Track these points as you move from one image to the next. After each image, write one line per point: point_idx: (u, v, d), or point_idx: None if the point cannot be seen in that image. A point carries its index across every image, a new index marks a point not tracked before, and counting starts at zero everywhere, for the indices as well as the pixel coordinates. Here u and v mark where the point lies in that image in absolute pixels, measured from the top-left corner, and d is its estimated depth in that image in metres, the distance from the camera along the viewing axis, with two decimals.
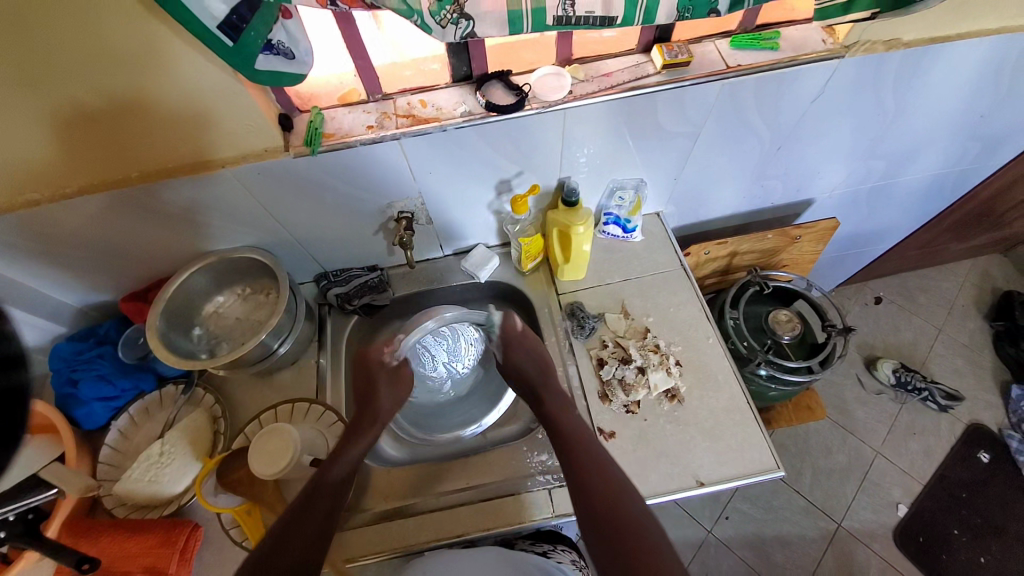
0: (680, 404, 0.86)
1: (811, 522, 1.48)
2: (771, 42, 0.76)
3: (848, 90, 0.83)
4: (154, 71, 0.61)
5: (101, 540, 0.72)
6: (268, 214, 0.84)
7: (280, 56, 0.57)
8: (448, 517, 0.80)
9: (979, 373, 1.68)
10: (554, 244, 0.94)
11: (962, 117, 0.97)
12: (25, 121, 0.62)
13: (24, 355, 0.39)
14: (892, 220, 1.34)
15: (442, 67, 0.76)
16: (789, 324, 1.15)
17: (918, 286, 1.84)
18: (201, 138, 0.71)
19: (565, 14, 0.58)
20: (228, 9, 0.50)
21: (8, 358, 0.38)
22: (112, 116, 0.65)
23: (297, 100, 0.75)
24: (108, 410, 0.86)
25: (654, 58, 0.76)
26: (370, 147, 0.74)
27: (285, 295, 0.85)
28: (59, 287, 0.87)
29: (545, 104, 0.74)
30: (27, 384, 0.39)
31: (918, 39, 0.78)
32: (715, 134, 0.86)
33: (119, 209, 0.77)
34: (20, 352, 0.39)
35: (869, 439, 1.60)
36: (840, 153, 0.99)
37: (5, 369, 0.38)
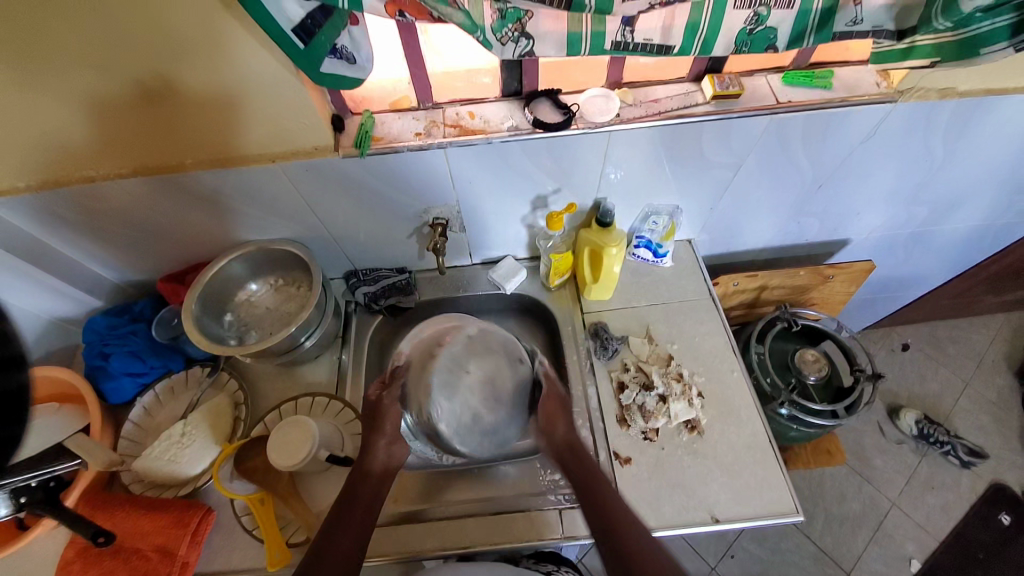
0: (700, 436, 0.85)
1: (819, 570, 1.43)
2: (823, 82, 0.76)
3: (898, 133, 0.82)
4: (220, 63, 0.63)
5: (116, 514, 0.73)
6: (309, 209, 0.86)
7: (343, 60, 0.59)
8: (457, 527, 0.79)
9: (1007, 433, 1.62)
10: (585, 263, 0.94)
11: (1012, 170, 0.95)
12: (93, 101, 0.65)
13: (24, 355, 0.39)
14: (927, 267, 1.31)
15: (493, 81, 0.76)
16: (815, 364, 1.13)
17: (948, 337, 1.79)
18: (255, 132, 0.73)
19: (623, 39, 0.58)
20: (305, 13, 0.52)
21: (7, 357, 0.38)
22: (174, 102, 0.67)
23: (350, 103, 0.77)
24: (135, 386, 0.88)
25: (704, 88, 0.76)
26: (416, 153, 0.75)
27: (317, 289, 0.87)
28: (99, 261, 0.90)
29: (591, 125, 0.75)
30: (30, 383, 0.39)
31: (975, 89, 0.77)
32: (759, 167, 0.85)
33: (167, 190, 0.79)
34: (21, 352, 0.39)
35: (886, 489, 1.54)
36: (883, 195, 0.97)
37: None
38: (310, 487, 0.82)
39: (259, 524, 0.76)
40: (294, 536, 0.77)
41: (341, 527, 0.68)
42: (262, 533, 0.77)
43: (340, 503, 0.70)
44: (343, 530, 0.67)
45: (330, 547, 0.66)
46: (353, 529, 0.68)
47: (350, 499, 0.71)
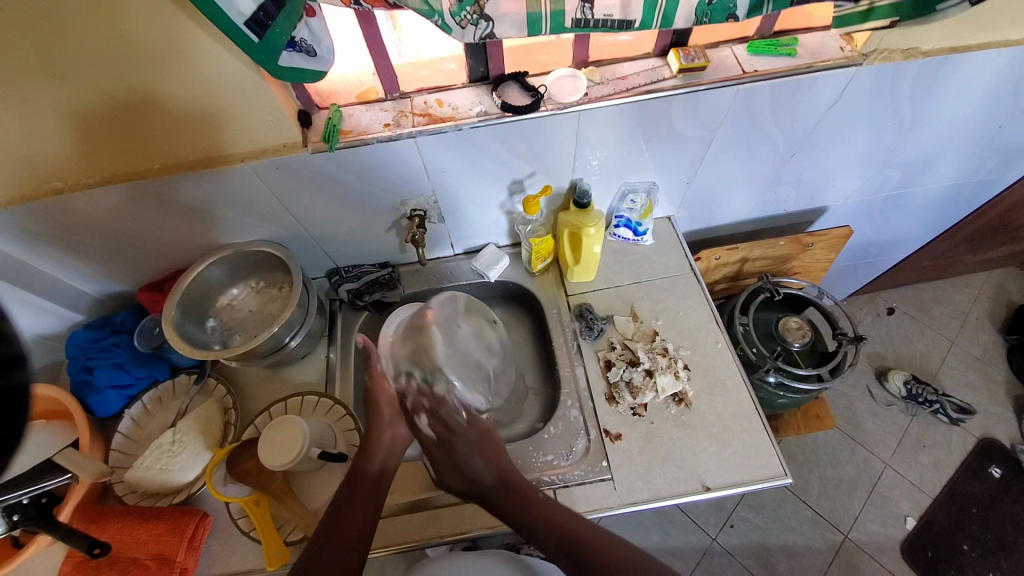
0: (687, 408, 0.86)
1: (817, 533, 1.47)
2: (787, 49, 0.76)
3: (866, 96, 0.82)
4: (178, 64, 0.62)
5: (112, 526, 0.73)
6: (284, 208, 0.85)
7: (301, 53, 0.59)
8: (454, 514, 0.80)
9: (992, 388, 1.66)
10: (565, 245, 0.94)
11: (980, 127, 0.96)
12: (52, 110, 0.64)
13: (23, 354, 0.38)
14: (906, 230, 1.33)
15: (459, 68, 0.76)
16: (799, 331, 1.14)
17: (932, 298, 1.82)
18: (221, 133, 0.72)
19: (583, 17, 0.58)
20: (256, 6, 0.51)
21: (8, 356, 0.37)
22: (135, 107, 0.66)
23: (317, 97, 0.76)
24: (122, 398, 0.88)
25: (670, 62, 0.77)
26: (386, 144, 0.75)
27: (298, 288, 0.87)
28: (77, 275, 0.89)
29: (560, 106, 0.74)
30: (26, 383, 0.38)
31: (937, 48, 0.77)
32: (730, 138, 0.86)
33: (138, 198, 0.78)
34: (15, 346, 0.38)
35: (878, 451, 1.58)
36: (857, 160, 0.98)
37: None
38: (304, 485, 0.82)
39: (256, 525, 0.77)
40: (292, 535, 0.78)
41: (353, 506, 0.67)
42: (259, 534, 0.77)
43: (343, 489, 0.69)
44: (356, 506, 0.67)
45: (340, 530, 0.64)
46: (360, 507, 0.67)
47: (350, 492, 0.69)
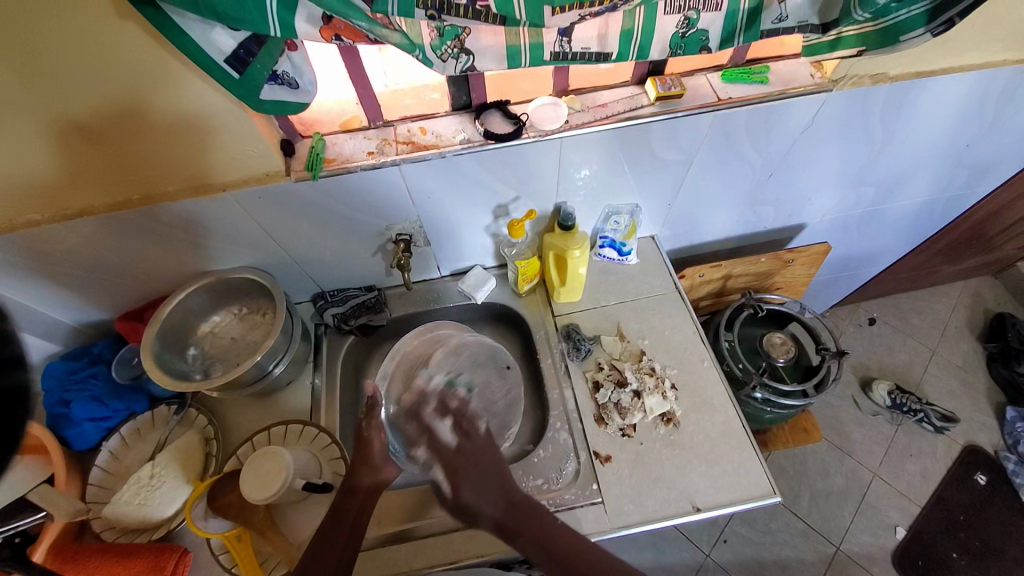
0: (675, 428, 0.87)
1: (809, 546, 1.47)
2: (760, 77, 0.79)
3: (838, 119, 0.85)
4: (158, 97, 0.62)
5: (87, 566, 0.71)
6: (267, 235, 0.85)
7: (284, 86, 0.59)
8: (444, 542, 0.79)
9: (973, 395, 1.69)
10: (551, 267, 0.95)
11: (948, 147, 1.00)
12: (27, 144, 0.63)
13: (24, 356, 0.39)
14: (883, 243, 1.36)
15: (442, 97, 0.77)
16: (783, 347, 1.17)
17: (911, 307, 1.86)
18: (200, 162, 0.72)
19: (562, 50, 0.60)
20: (237, 44, 0.52)
21: (7, 358, 0.37)
22: (114, 139, 0.66)
23: (299, 126, 0.76)
24: (99, 431, 0.85)
25: (648, 90, 0.79)
26: (370, 172, 0.75)
27: (282, 316, 0.86)
28: (55, 306, 0.87)
29: (542, 133, 0.76)
30: (29, 384, 0.39)
31: (903, 73, 0.81)
32: (709, 160, 0.88)
33: (117, 228, 0.77)
34: (20, 353, 0.38)
35: (866, 461, 1.59)
36: (833, 179, 1.01)
37: None
38: (289, 519, 0.80)
39: (237, 561, 0.74)
40: (276, 570, 0.75)
41: (327, 546, 0.67)
42: (241, 570, 0.75)
43: (326, 519, 0.70)
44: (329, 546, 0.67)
45: (319, 560, 0.66)
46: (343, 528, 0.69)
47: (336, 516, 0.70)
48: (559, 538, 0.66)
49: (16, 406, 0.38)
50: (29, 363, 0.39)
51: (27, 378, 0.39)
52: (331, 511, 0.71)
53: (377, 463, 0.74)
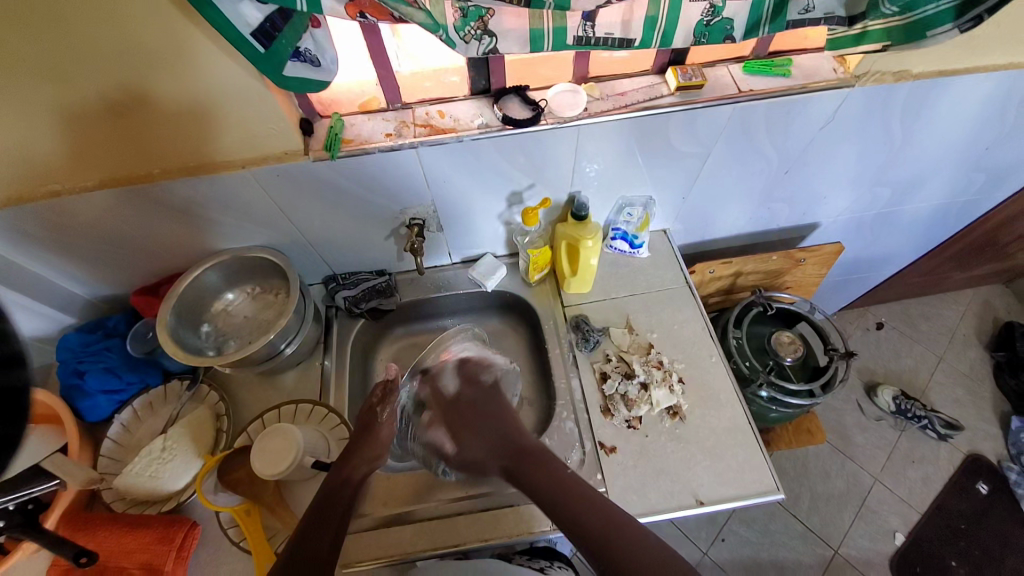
0: (681, 421, 0.87)
1: (807, 548, 1.47)
2: (782, 70, 0.78)
3: (858, 116, 0.84)
4: (181, 70, 0.62)
5: (98, 534, 0.72)
6: (282, 215, 0.85)
7: (306, 63, 0.60)
8: (447, 526, 0.80)
9: (980, 404, 1.68)
10: (562, 257, 0.95)
11: (967, 149, 0.99)
12: (51, 113, 0.64)
13: (23, 353, 0.40)
14: (895, 247, 1.36)
15: (461, 79, 0.77)
16: (791, 346, 1.15)
17: (921, 313, 1.85)
18: (220, 138, 0.72)
19: (585, 35, 0.60)
20: (263, 17, 0.52)
21: (8, 356, 0.39)
22: (136, 112, 0.66)
23: (318, 106, 0.77)
24: (112, 403, 0.86)
25: (668, 80, 0.78)
26: (388, 154, 0.76)
27: (295, 295, 0.86)
28: (70, 278, 0.88)
29: (561, 120, 0.76)
30: (29, 382, 0.40)
31: (927, 71, 0.80)
32: (725, 154, 0.87)
33: (135, 202, 0.77)
34: (20, 350, 0.39)
35: (868, 465, 1.59)
36: (849, 178, 1.01)
37: None
38: (295, 495, 0.81)
39: (246, 535, 0.76)
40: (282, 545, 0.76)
41: (319, 530, 0.66)
42: (249, 544, 0.76)
43: (315, 507, 0.69)
44: (321, 530, 0.66)
45: (307, 544, 0.64)
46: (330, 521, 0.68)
47: (325, 501, 0.70)
48: (578, 513, 0.67)
49: (15, 404, 0.38)
50: (27, 362, 0.40)
51: (26, 377, 0.39)
52: (320, 500, 0.70)
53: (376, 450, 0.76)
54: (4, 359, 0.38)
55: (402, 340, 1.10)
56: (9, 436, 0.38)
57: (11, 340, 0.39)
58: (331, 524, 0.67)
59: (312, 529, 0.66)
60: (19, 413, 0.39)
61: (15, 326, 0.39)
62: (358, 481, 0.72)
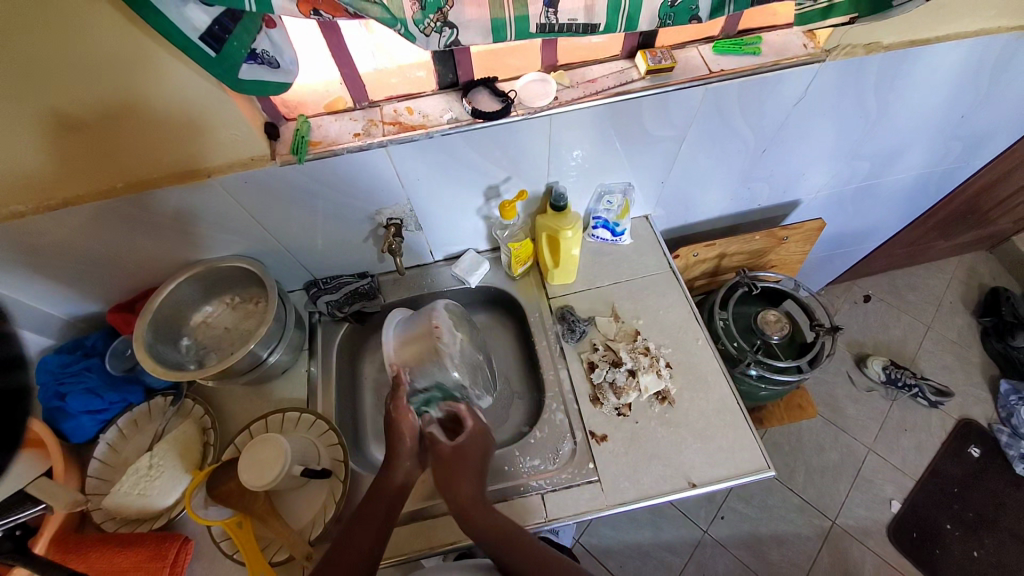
0: (671, 406, 0.87)
1: (805, 521, 1.49)
2: (752, 48, 0.78)
3: (832, 91, 0.84)
4: (135, 81, 0.60)
5: (90, 555, 0.71)
6: (255, 222, 0.84)
7: (264, 65, 0.58)
8: (443, 524, 0.79)
9: (967, 369, 1.70)
10: (544, 249, 0.94)
11: (943, 117, 0.99)
12: (2, 133, 0.61)
13: (23, 355, 0.37)
14: (878, 219, 1.36)
15: (428, 74, 0.76)
16: (777, 324, 1.16)
17: (906, 284, 1.87)
18: (183, 147, 0.70)
19: (548, 21, 0.58)
20: (211, 20, 0.50)
21: (8, 358, 0.36)
22: (92, 125, 0.64)
23: (283, 109, 0.75)
24: (96, 423, 0.85)
25: (638, 64, 0.77)
26: (357, 154, 0.74)
27: (274, 303, 0.85)
28: (44, 300, 0.86)
29: (531, 110, 0.75)
30: (30, 384, 0.37)
31: (897, 42, 0.79)
32: (701, 136, 0.87)
33: (103, 219, 0.76)
34: (20, 352, 0.37)
35: (861, 436, 1.61)
36: (827, 154, 1.01)
37: (6, 369, 0.35)
38: (289, 504, 0.81)
39: (239, 548, 0.75)
40: (277, 555, 0.76)
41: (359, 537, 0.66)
42: (243, 556, 0.75)
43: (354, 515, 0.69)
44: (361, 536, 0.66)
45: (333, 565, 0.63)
46: (370, 526, 0.67)
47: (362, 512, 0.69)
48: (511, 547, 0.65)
49: (18, 406, 0.36)
50: (28, 364, 0.37)
51: (26, 379, 0.37)
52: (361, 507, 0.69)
53: (413, 451, 0.73)
54: (4, 361, 0.36)
55: None
56: (10, 443, 0.35)
57: (12, 341, 0.36)
58: (365, 542, 0.65)
59: (349, 541, 0.66)
60: (19, 418, 0.36)
61: (16, 326, 0.37)
62: (398, 485, 0.71)
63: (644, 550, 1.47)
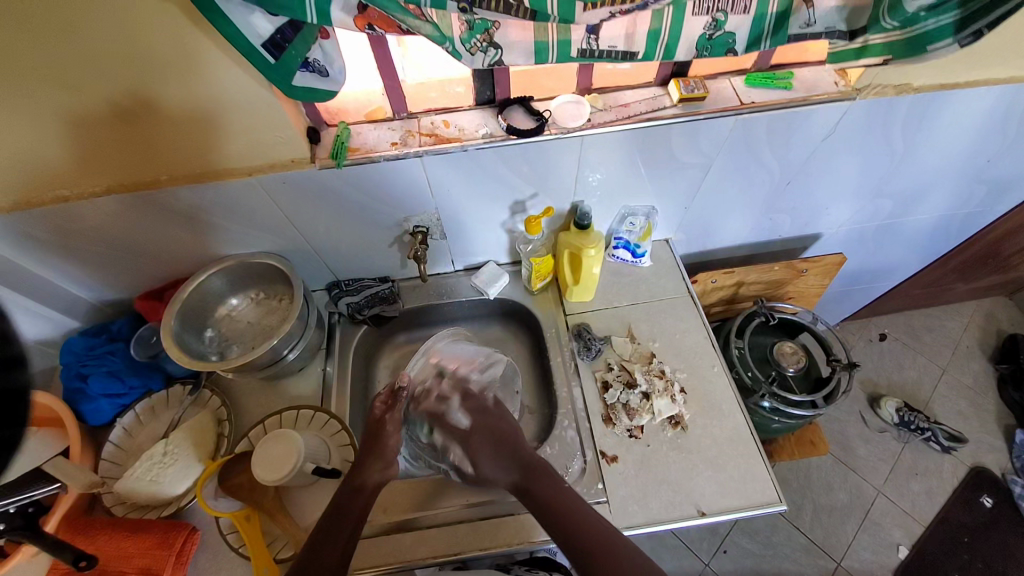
0: (683, 431, 0.87)
1: (810, 561, 1.46)
2: (784, 83, 0.79)
3: (860, 129, 0.85)
4: (190, 79, 0.63)
5: (99, 538, 0.72)
6: (288, 222, 0.86)
7: (314, 73, 0.60)
8: (447, 534, 0.79)
9: (984, 416, 1.67)
10: (565, 265, 0.95)
11: (970, 160, 0.99)
12: (61, 118, 0.65)
13: (22, 356, 0.40)
14: (897, 258, 1.35)
15: (467, 91, 0.78)
16: (794, 356, 1.16)
17: (923, 325, 1.85)
18: (227, 145, 0.73)
19: (588, 47, 0.61)
20: (274, 29, 0.54)
21: (7, 359, 0.39)
22: (145, 118, 0.67)
23: (325, 115, 0.78)
24: (114, 407, 0.87)
25: (671, 92, 0.79)
26: (393, 162, 0.76)
27: (298, 301, 0.87)
28: (77, 282, 0.89)
29: (563, 130, 0.77)
30: (30, 383, 0.40)
31: (928, 85, 0.80)
32: (727, 165, 0.88)
33: (142, 207, 0.78)
34: (19, 353, 0.40)
35: (871, 477, 1.58)
36: (850, 190, 1.01)
37: (5, 369, 0.39)
38: (296, 502, 0.82)
39: (245, 542, 0.75)
40: (282, 551, 0.77)
41: (330, 541, 0.67)
42: (248, 551, 0.76)
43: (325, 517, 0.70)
44: (329, 542, 0.67)
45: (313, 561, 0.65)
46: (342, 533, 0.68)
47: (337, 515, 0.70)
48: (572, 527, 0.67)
49: (16, 404, 0.39)
50: (26, 364, 0.40)
51: (27, 378, 0.40)
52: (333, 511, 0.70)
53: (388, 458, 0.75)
54: (5, 361, 0.39)
55: (404, 346, 1.10)
56: (10, 437, 0.39)
57: (11, 344, 0.40)
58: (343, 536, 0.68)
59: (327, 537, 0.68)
60: (19, 414, 0.39)
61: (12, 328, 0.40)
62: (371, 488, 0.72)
63: None
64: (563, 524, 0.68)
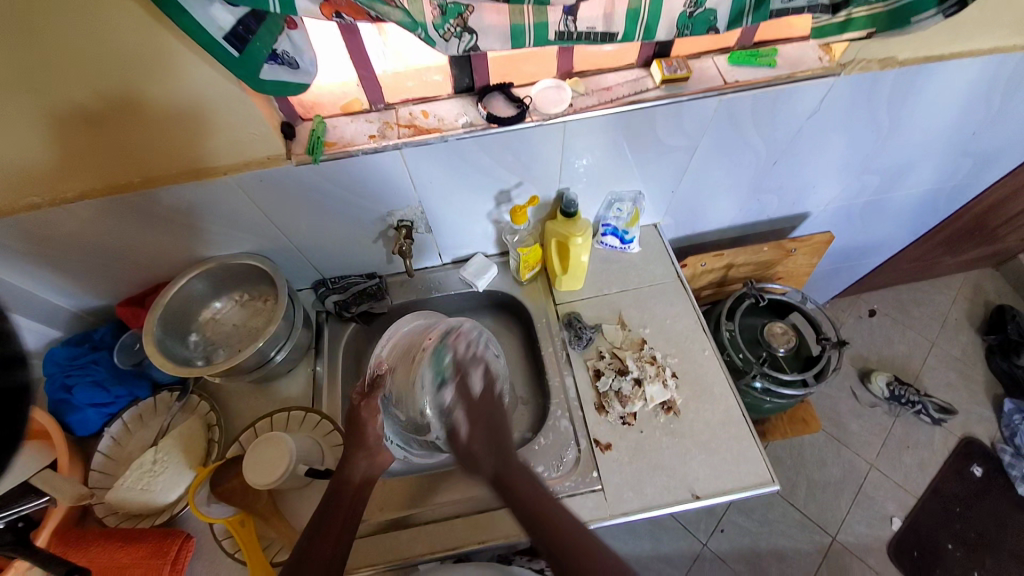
0: (676, 416, 0.87)
1: (806, 536, 1.48)
2: (768, 60, 0.78)
3: (845, 105, 0.84)
4: (157, 78, 0.61)
5: (92, 550, 0.71)
6: (268, 221, 0.84)
7: (284, 66, 0.58)
8: (444, 530, 0.79)
9: (973, 387, 1.69)
10: (553, 254, 0.94)
11: (955, 132, 0.98)
12: (24, 124, 0.62)
13: (24, 353, 0.39)
14: (884, 234, 1.36)
15: (445, 79, 0.77)
16: (783, 337, 1.16)
17: (912, 299, 1.86)
18: (201, 145, 0.71)
19: (567, 29, 0.59)
20: (235, 20, 0.51)
21: (9, 356, 0.38)
22: (113, 120, 0.65)
23: (300, 109, 0.76)
24: (101, 417, 0.85)
25: (653, 73, 0.78)
26: (372, 155, 0.74)
27: (284, 301, 0.85)
28: (54, 292, 0.87)
29: (545, 117, 0.75)
30: (31, 382, 0.39)
31: (913, 58, 0.79)
32: (712, 146, 0.87)
33: (118, 212, 0.76)
34: (21, 350, 0.38)
35: (864, 452, 1.60)
36: (836, 168, 1.01)
37: (7, 367, 0.37)
38: (290, 504, 0.81)
39: (240, 547, 0.75)
40: (278, 556, 0.76)
41: (318, 539, 0.67)
42: (244, 556, 0.75)
43: (320, 507, 0.71)
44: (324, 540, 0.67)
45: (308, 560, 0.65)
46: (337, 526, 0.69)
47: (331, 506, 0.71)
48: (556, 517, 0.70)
49: (17, 403, 0.37)
50: (28, 361, 0.39)
51: (30, 376, 0.39)
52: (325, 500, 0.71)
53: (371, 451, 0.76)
54: (5, 359, 0.38)
55: None
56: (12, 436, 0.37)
57: (11, 341, 0.38)
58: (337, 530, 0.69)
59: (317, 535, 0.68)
60: (21, 416, 0.38)
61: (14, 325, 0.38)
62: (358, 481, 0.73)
63: (642, 562, 1.46)
64: (554, 525, 0.69)
